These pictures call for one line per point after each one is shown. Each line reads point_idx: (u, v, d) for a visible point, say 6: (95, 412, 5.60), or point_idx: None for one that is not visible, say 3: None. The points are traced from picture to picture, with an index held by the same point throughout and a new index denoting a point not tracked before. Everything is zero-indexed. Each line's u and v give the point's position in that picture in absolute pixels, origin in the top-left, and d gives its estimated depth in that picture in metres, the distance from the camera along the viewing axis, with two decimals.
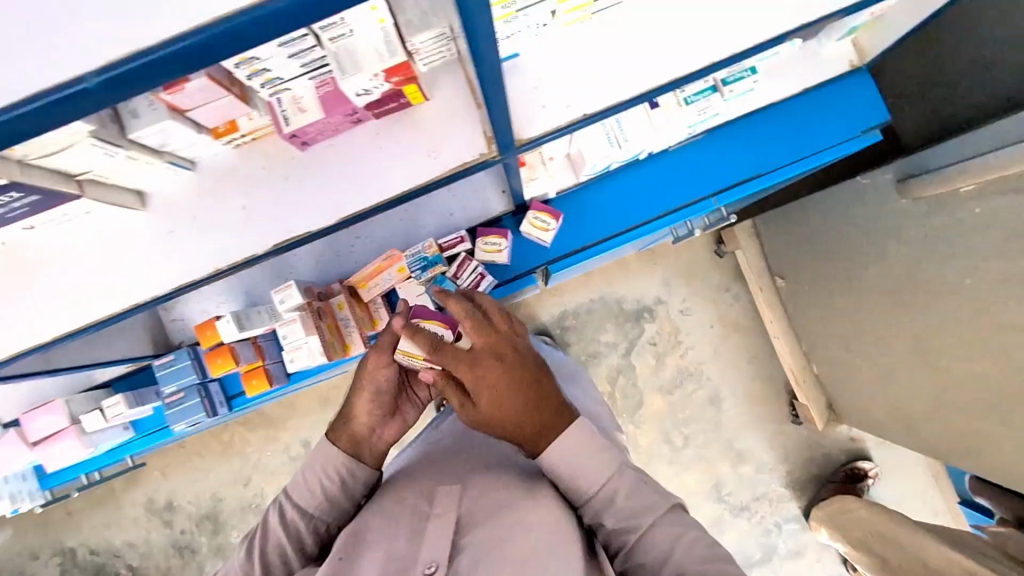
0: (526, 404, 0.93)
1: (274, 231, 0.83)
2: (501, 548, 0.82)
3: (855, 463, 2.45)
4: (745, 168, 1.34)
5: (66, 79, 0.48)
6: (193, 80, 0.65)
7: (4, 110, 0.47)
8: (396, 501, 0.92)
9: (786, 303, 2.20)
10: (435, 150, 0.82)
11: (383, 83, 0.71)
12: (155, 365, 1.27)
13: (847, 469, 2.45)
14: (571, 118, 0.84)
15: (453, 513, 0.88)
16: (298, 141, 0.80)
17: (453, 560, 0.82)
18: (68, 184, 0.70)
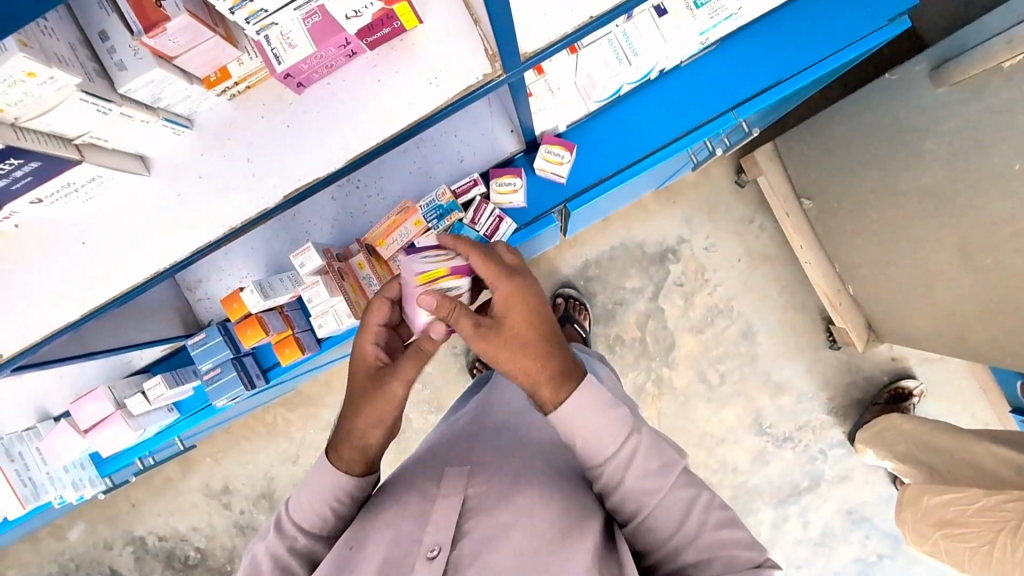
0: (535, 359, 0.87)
1: (284, 180, 0.81)
2: (507, 539, 0.82)
3: (898, 382, 2.39)
4: (764, 75, 1.26)
5: None
6: (174, 19, 0.62)
7: None
8: (406, 484, 0.93)
9: (816, 226, 2.12)
10: (435, 77, 0.77)
11: (373, 2, 0.68)
12: (189, 345, 1.29)
13: (890, 390, 2.39)
14: (581, 20, 0.77)
15: (459, 494, 0.87)
16: (293, 82, 0.77)
17: (457, 543, 0.83)
18: (67, 148, 0.69)
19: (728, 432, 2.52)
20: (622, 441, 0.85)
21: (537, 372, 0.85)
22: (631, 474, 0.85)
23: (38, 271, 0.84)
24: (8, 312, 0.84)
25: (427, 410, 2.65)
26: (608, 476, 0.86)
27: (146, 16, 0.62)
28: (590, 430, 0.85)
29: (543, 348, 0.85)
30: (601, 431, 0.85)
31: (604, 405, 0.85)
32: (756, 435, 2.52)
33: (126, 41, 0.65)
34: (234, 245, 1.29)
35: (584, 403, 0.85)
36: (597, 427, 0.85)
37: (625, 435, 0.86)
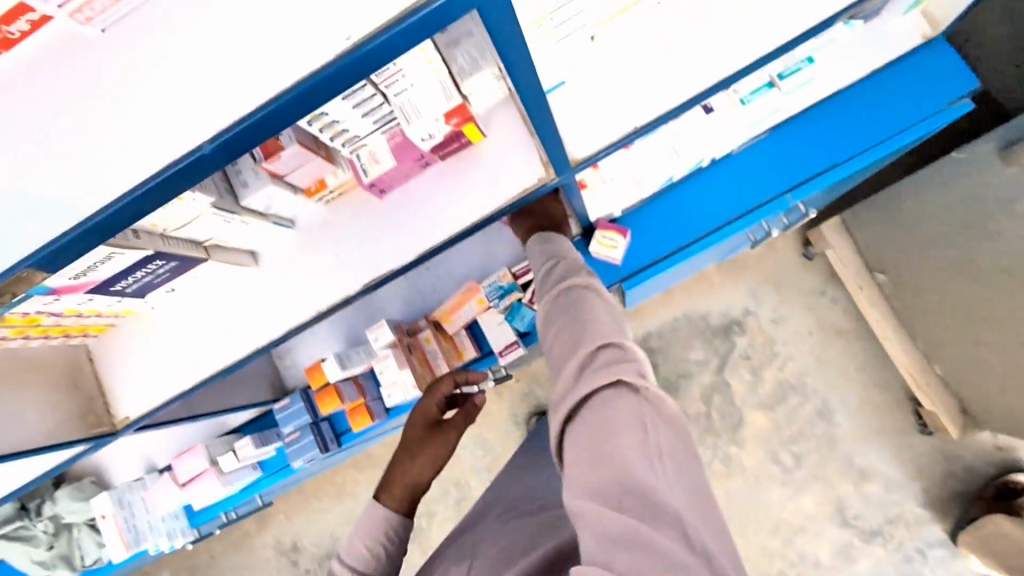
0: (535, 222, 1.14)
1: (364, 271, 0.93)
2: None
3: (1006, 476, 2.14)
4: (818, 160, 1.28)
5: (186, 151, 0.60)
6: (287, 146, 0.77)
7: (147, 180, 0.60)
8: None
9: (894, 301, 2.01)
10: (497, 182, 0.89)
11: (444, 126, 0.80)
12: (275, 409, 1.42)
13: (998, 484, 2.14)
14: (627, 131, 0.86)
15: None
16: (377, 189, 0.90)
17: None
18: (196, 249, 0.84)
19: (807, 520, 2.33)
20: (587, 292, 0.94)
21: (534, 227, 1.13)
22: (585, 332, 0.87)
23: (168, 345, 1.00)
24: (142, 380, 1.00)
25: (487, 478, 2.65)
26: (557, 322, 0.91)
27: (266, 148, 0.78)
28: (557, 274, 0.99)
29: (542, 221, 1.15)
30: (565, 275, 0.99)
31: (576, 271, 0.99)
32: (839, 526, 2.31)
33: (252, 166, 0.81)
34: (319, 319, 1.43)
35: (561, 264, 1.02)
36: (562, 274, 0.99)
37: (588, 299, 0.92)
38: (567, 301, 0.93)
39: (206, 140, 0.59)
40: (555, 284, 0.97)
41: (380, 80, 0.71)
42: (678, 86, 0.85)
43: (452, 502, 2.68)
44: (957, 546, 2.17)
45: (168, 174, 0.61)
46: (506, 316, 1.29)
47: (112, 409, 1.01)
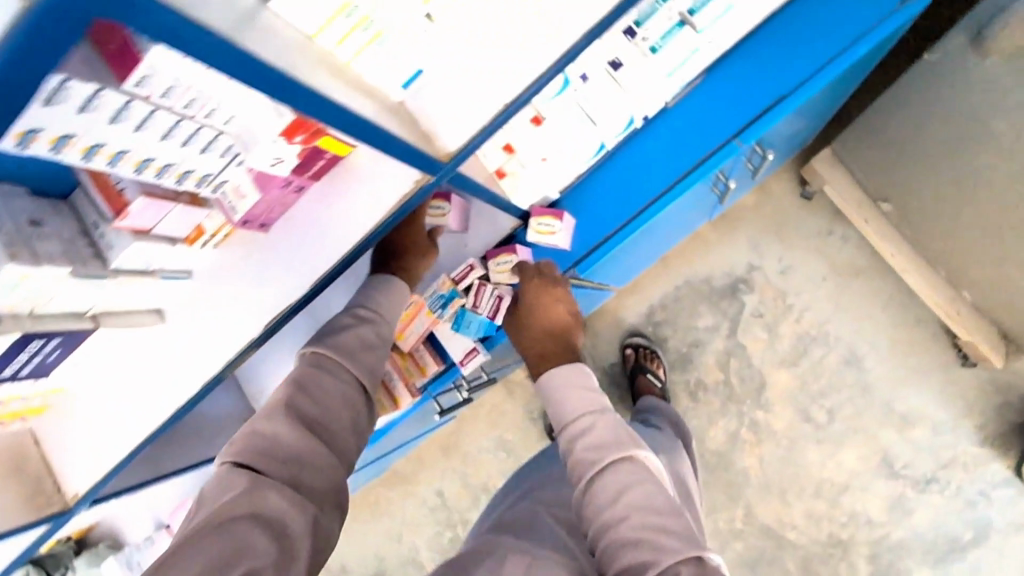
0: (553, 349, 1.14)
1: (268, 307, 0.92)
2: None
3: None
4: (763, 94, 1.16)
5: None
6: (133, 201, 0.72)
7: None
8: None
9: (903, 229, 1.82)
10: (376, 194, 0.83)
11: (291, 147, 0.72)
12: None
13: None
14: (496, 110, 0.78)
15: None
16: (255, 224, 0.85)
17: None
18: (81, 320, 0.81)
19: (853, 477, 2.17)
20: (629, 469, 0.94)
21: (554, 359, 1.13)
22: (639, 522, 0.88)
23: (100, 415, 1.00)
24: (85, 451, 1.00)
25: None
26: (603, 517, 0.91)
27: (114, 205, 0.74)
28: (591, 444, 0.99)
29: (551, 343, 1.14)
30: (602, 445, 0.98)
31: (615, 439, 0.98)
32: (889, 478, 2.14)
33: (108, 227, 0.77)
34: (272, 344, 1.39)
35: (596, 424, 1.01)
36: (597, 442, 0.99)
37: (637, 483, 0.92)
38: (607, 490, 0.93)
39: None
40: (593, 461, 0.97)
41: (194, 112, 0.65)
42: (538, 50, 0.75)
43: (483, 509, 2.63)
44: None
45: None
46: (453, 324, 1.23)
47: (60, 488, 1.02)
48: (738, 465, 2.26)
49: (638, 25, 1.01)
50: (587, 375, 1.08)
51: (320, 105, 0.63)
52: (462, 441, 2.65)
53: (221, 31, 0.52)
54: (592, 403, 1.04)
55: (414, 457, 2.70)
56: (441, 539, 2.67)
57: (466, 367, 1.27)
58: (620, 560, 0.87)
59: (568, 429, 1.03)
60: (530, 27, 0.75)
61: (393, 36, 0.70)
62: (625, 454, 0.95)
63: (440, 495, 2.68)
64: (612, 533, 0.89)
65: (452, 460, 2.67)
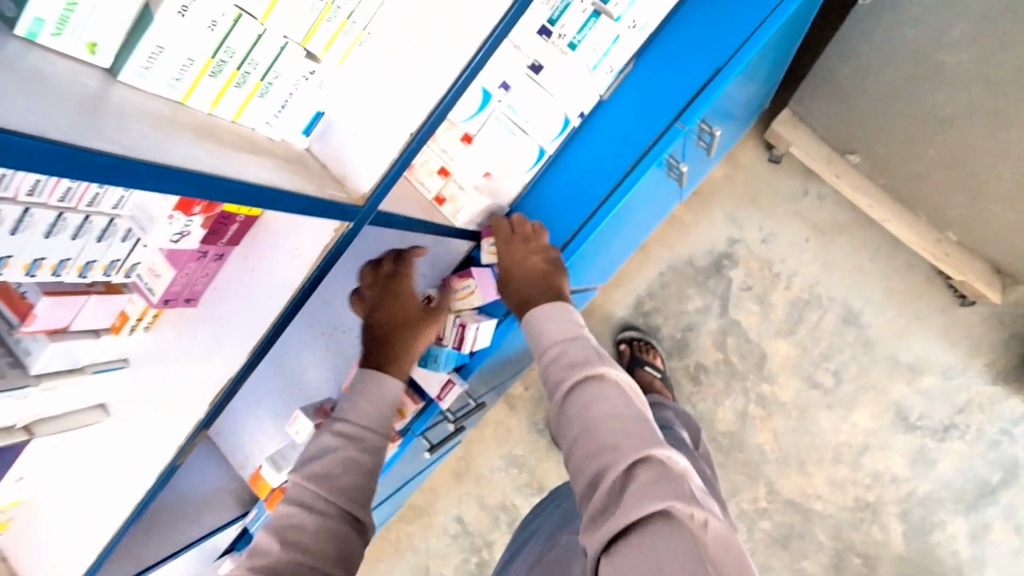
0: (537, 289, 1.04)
1: (212, 382, 0.87)
2: None
3: None
4: (698, 69, 1.10)
5: None
6: (38, 303, 0.69)
7: None
8: None
9: (877, 178, 1.76)
10: (298, 250, 0.79)
11: (192, 219, 0.68)
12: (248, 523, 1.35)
13: None
14: (402, 141, 0.74)
15: None
16: (180, 301, 0.81)
17: None
18: (12, 433, 0.77)
19: (871, 437, 2.11)
20: (598, 386, 0.81)
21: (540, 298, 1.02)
22: (607, 433, 0.75)
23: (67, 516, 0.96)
24: (59, 554, 0.97)
25: (531, 494, 2.55)
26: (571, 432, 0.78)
27: (19, 310, 0.70)
28: (562, 366, 0.87)
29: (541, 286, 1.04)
30: (571, 365, 0.86)
31: (583, 360, 0.86)
32: (907, 432, 2.08)
33: (20, 333, 0.72)
34: (243, 402, 1.34)
35: (568, 349, 0.89)
36: (568, 364, 0.86)
37: (605, 392, 0.80)
38: (575, 406, 0.80)
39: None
40: (562, 378, 0.85)
41: (73, 202, 0.61)
42: (437, 71, 0.71)
43: (506, 528, 2.57)
44: None
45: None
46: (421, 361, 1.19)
47: None
48: (752, 443, 2.21)
49: (554, 22, 0.95)
50: (573, 314, 0.97)
51: (189, 180, 0.56)
52: (473, 463, 2.60)
53: (45, 126, 0.46)
54: (570, 329, 0.93)
55: (428, 488, 2.65)
56: (468, 567, 2.61)
57: (445, 400, 1.24)
58: (585, 470, 0.73)
59: (544, 358, 0.91)
60: (421, 51, 0.71)
61: (275, 86, 0.65)
62: (592, 370, 0.83)
63: (460, 522, 2.63)
64: (578, 450, 0.76)
65: (466, 484, 2.62)
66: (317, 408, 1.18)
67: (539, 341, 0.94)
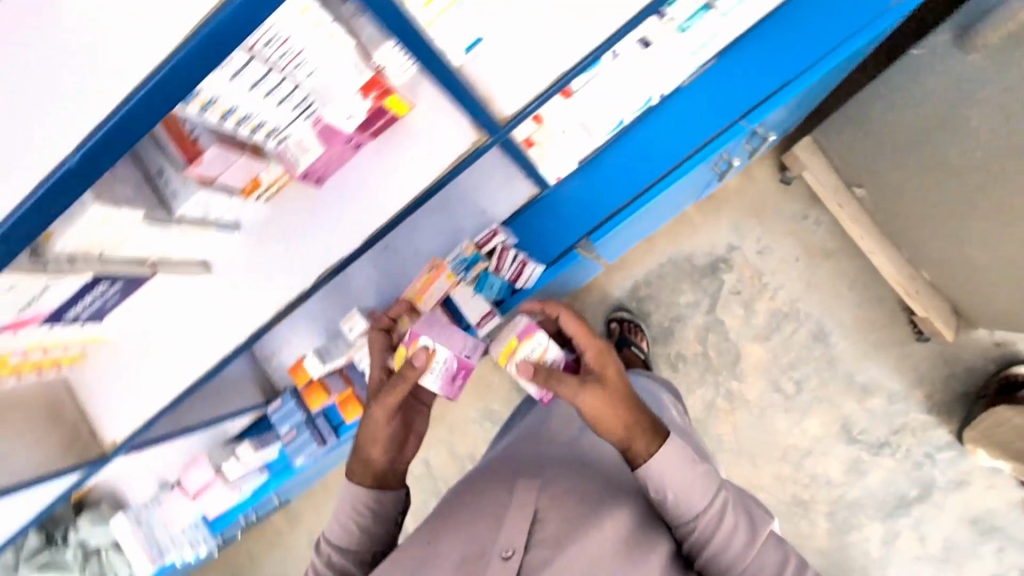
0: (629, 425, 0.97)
1: (322, 257, 0.97)
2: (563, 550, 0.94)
3: (1007, 370, 2.14)
4: (772, 77, 1.26)
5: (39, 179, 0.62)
6: (207, 150, 0.75)
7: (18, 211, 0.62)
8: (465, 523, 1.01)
9: (875, 213, 1.97)
10: (431, 152, 0.89)
11: (364, 100, 0.78)
12: (269, 412, 1.43)
13: (999, 381, 2.14)
14: (548, 81, 0.83)
15: (531, 507, 1.01)
16: (311, 178, 0.89)
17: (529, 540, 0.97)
18: (143, 267, 0.83)
19: (815, 442, 2.37)
20: (769, 551, 0.94)
21: (630, 433, 0.97)
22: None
23: (150, 363, 1.01)
24: (125, 399, 1.03)
25: None
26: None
27: (187, 153, 0.76)
28: (725, 541, 0.93)
29: (637, 423, 0.98)
30: (732, 536, 0.93)
31: (747, 535, 0.94)
32: (848, 443, 2.34)
33: (175, 174, 0.78)
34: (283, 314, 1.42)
35: (720, 511, 0.94)
36: (728, 535, 0.93)
37: (779, 565, 0.92)
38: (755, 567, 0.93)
39: (87, 138, 0.61)
40: (735, 558, 0.92)
41: (284, 62, 0.70)
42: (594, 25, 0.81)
43: None
44: (964, 445, 2.20)
45: (43, 190, 0.62)
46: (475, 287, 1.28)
47: (97, 434, 1.04)
48: (713, 432, 2.43)
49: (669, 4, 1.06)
50: (692, 461, 0.97)
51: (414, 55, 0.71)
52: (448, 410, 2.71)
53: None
54: (711, 485, 0.96)
55: None
56: (428, 505, 2.75)
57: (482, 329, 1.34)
58: None
59: (693, 528, 0.95)
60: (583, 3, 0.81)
61: None
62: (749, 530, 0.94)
63: (426, 463, 2.74)
64: None
65: (438, 430, 2.73)
66: (370, 313, 1.28)
67: (678, 514, 0.95)
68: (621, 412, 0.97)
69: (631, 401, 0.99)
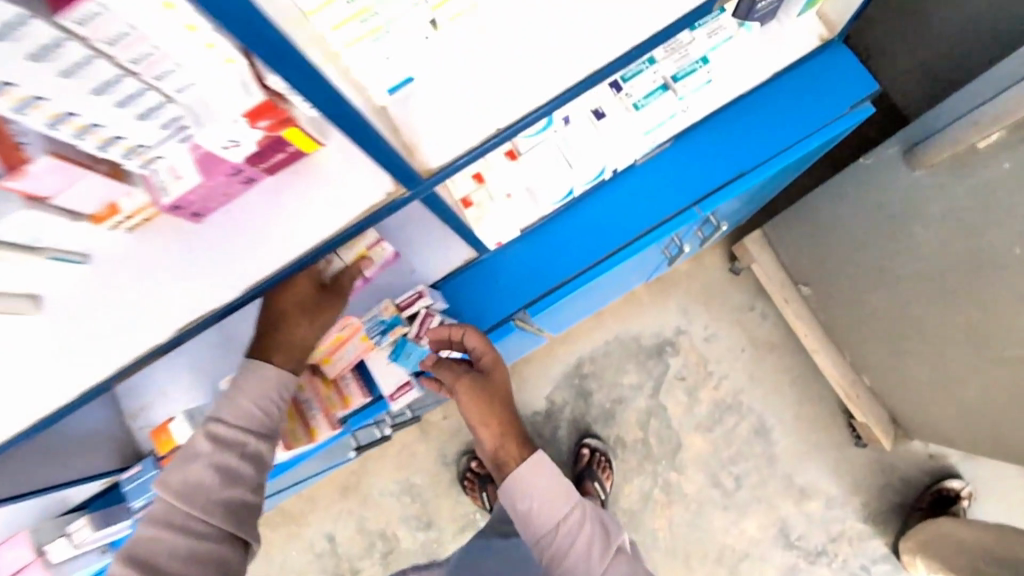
0: (500, 427, 1.10)
1: (176, 314, 0.78)
2: None
3: (941, 483, 2.10)
4: (725, 166, 1.20)
5: None
6: (34, 161, 0.58)
7: None
8: None
9: (818, 312, 1.94)
10: (336, 199, 0.74)
11: (252, 129, 0.64)
12: (123, 481, 1.17)
13: (933, 493, 2.09)
14: (485, 134, 0.75)
15: None
16: (187, 213, 0.73)
17: None
18: None
19: (752, 545, 2.22)
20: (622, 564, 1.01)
21: (500, 439, 1.10)
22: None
23: None
24: None
25: (415, 527, 2.37)
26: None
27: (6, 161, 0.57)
28: (582, 553, 1.00)
29: (509, 425, 1.11)
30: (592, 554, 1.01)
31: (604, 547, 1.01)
32: (784, 548, 2.20)
33: None
34: (157, 372, 1.21)
35: (577, 520, 1.03)
36: (581, 551, 1.00)
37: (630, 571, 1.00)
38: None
39: None
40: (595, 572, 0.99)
41: (140, 67, 0.56)
42: (547, 82, 0.74)
43: (376, 561, 2.36)
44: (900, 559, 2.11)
45: None
46: (390, 354, 1.13)
47: None
48: (648, 527, 2.25)
49: (625, 81, 1.06)
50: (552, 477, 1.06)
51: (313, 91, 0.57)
52: (361, 482, 2.40)
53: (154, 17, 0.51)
54: (570, 497, 1.05)
55: (305, 497, 2.40)
56: None
57: (396, 402, 1.17)
58: None
59: (553, 542, 1.03)
60: (535, 58, 0.75)
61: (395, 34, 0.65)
62: (607, 535, 1.04)
63: (328, 543, 2.39)
64: None
65: (347, 504, 2.39)
66: None
67: (540, 527, 1.04)
68: (494, 414, 1.10)
69: (509, 408, 1.12)
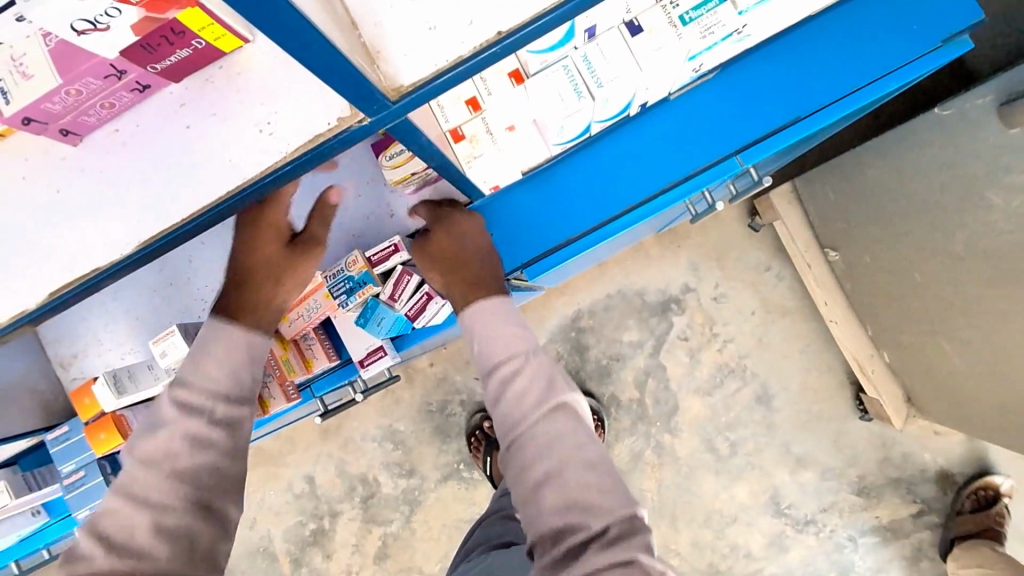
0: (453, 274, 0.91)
1: (53, 269, 0.58)
2: None
3: (982, 483, 1.93)
4: (778, 109, 0.98)
5: None
6: None
7: None
8: None
9: (845, 280, 1.74)
10: (268, 121, 0.54)
11: None
12: (49, 443, 1.05)
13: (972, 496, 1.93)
14: (482, 40, 0.51)
15: None
16: (52, 126, 0.54)
17: None
18: None
19: (740, 511, 2.10)
20: (560, 418, 0.79)
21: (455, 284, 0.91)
22: (579, 477, 0.74)
23: None
24: None
25: (397, 475, 2.06)
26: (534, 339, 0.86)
27: None
28: (513, 395, 0.81)
29: (461, 276, 0.91)
30: (525, 396, 0.81)
31: (538, 396, 0.80)
32: (773, 515, 2.09)
33: None
34: (81, 319, 1.02)
35: (524, 368, 0.83)
36: (521, 394, 0.81)
37: (562, 430, 0.78)
38: (533, 442, 0.78)
39: None
40: (523, 414, 0.80)
41: None
42: None
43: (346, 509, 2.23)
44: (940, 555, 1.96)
45: None
46: (359, 318, 0.98)
47: None
48: (635, 487, 2.12)
49: None
50: (511, 319, 0.86)
51: None
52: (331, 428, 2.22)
53: None
54: (518, 343, 0.85)
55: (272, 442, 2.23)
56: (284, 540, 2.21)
57: (366, 370, 1.02)
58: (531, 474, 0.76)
59: (491, 379, 0.84)
60: None
61: None
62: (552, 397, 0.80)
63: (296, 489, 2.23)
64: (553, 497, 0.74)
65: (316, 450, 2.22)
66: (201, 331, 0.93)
67: (483, 359, 0.85)
68: (448, 263, 0.92)
69: (471, 264, 0.92)
